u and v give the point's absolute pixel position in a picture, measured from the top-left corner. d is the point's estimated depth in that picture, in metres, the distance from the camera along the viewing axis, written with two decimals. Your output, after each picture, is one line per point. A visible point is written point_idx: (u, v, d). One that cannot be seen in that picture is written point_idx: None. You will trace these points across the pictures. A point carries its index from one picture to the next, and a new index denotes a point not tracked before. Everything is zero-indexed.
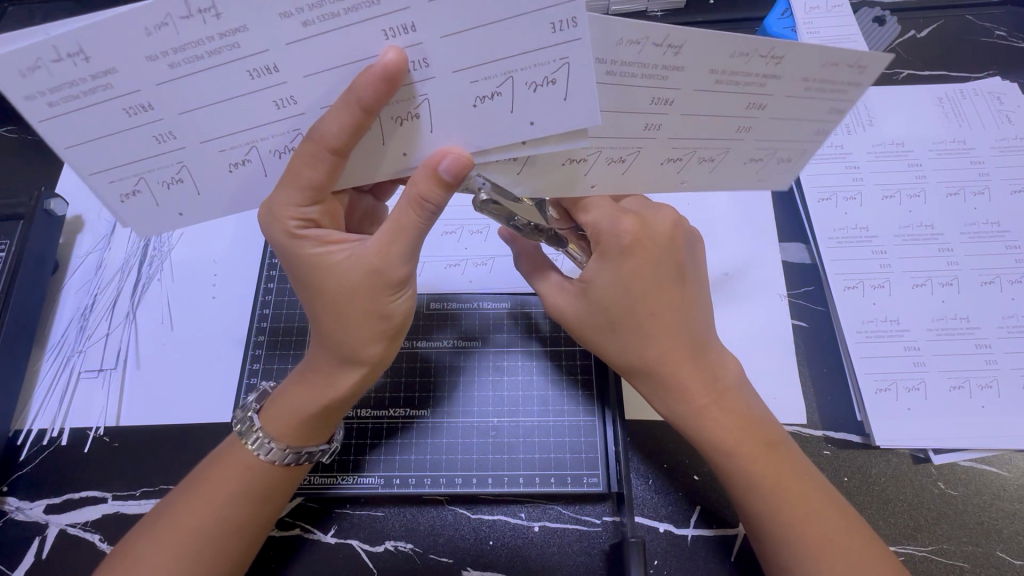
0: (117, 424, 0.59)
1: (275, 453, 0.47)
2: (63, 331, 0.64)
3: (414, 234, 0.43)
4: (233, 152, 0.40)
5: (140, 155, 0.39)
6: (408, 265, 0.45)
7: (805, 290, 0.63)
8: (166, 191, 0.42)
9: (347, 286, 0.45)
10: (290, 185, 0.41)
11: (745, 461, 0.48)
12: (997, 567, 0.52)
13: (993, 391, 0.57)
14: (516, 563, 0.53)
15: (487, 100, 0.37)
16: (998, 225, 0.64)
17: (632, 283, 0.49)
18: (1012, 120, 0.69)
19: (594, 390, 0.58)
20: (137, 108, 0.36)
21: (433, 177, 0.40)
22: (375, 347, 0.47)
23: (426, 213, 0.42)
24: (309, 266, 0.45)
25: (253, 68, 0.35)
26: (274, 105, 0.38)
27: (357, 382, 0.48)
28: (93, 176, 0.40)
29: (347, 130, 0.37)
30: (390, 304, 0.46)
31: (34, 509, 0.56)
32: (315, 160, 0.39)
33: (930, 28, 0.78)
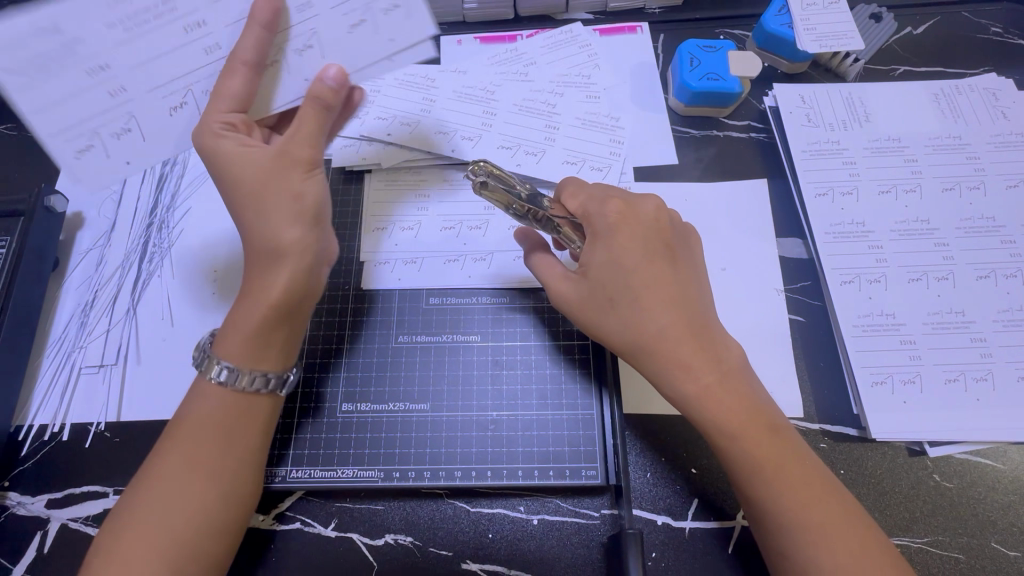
0: (117, 419, 0.59)
1: (230, 373, 0.47)
2: (63, 327, 0.64)
3: (317, 129, 0.50)
4: (170, 96, 0.49)
5: (97, 110, 0.48)
6: (312, 146, 0.49)
7: (802, 285, 0.64)
8: (118, 143, 0.50)
9: (251, 173, 0.48)
10: (218, 95, 0.48)
11: (747, 443, 0.48)
12: (991, 558, 0.52)
13: (988, 384, 0.57)
14: (514, 555, 0.53)
15: (356, 25, 0.49)
16: (994, 220, 0.64)
17: (629, 260, 0.51)
18: (1008, 115, 0.70)
19: (592, 384, 0.58)
20: (96, 68, 0.46)
21: (318, 83, 0.49)
22: (297, 230, 0.48)
23: (320, 109, 0.49)
24: (223, 160, 0.48)
25: (187, 25, 0.47)
26: (207, 51, 0.49)
27: (290, 277, 0.48)
28: (55, 138, 0.48)
29: (258, 45, 0.47)
30: (301, 184, 0.49)
31: (35, 504, 0.56)
32: (230, 71, 0.47)
33: (927, 24, 0.79)
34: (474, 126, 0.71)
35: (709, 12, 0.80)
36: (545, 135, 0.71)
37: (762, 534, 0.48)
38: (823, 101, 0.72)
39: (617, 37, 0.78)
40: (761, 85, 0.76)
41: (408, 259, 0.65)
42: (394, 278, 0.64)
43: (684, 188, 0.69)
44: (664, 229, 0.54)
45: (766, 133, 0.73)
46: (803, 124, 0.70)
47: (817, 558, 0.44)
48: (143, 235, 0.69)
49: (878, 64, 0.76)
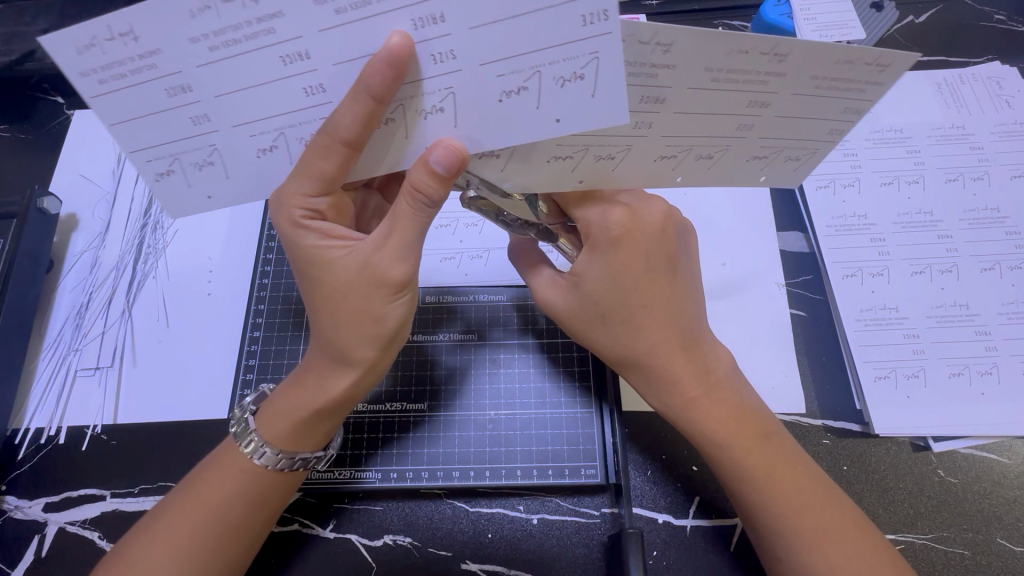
0: (114, 422, 0.59)
1: (267, 457, 0.46)
2: (59, 329, 0.64)
3: (411, 229, 0.43)
4: (263, 137, 0.39)
5: (179, 135, 0.38)
6: (405, 265, 0.44)
7: (804, 279, 0.63)
8: (199, 174, 0.41)
9: (341, 280, 0.45)
10: (306, 175, 0.41)
11: (739, 452, 0.48)
12: (997, 554, 0.52)
13: (994, 378, 0.56)
14: (515, 555, 0.53)
15: (513, 95, 0.36)
16: (998, 211, 0.63)
17: (623, 274, 0.49)
18: (1012, 104, 0.69)
19: (590, 380, 0.58)
20: (177, 88, 0.36)
21: (427, 170, 0.39)
22: (370, 349, 0.46)
23: (420, 204, 0.41)
24: (313, 259, 0.46)
25: (285, 54, 0.35)
26: (303, 92, 0.37)
27: (349, 385, 0.47)
28: (133, 153, 0.39)
29: (361, 122, 0.37)
30: (384, 307, 0.45)
31: (33, 508, 0.56)
32: (327, 151, 0.39)
33: (929, 13, 0.78)
34: None
35: (704, 3, 0.78)
36: None
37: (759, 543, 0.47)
38: None
39: None
40: None
41: None
42: None
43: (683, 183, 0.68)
44: (669, 239, 0.51)
45: None
46: None
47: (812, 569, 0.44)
48: (137, 236, 0.68)
49: None
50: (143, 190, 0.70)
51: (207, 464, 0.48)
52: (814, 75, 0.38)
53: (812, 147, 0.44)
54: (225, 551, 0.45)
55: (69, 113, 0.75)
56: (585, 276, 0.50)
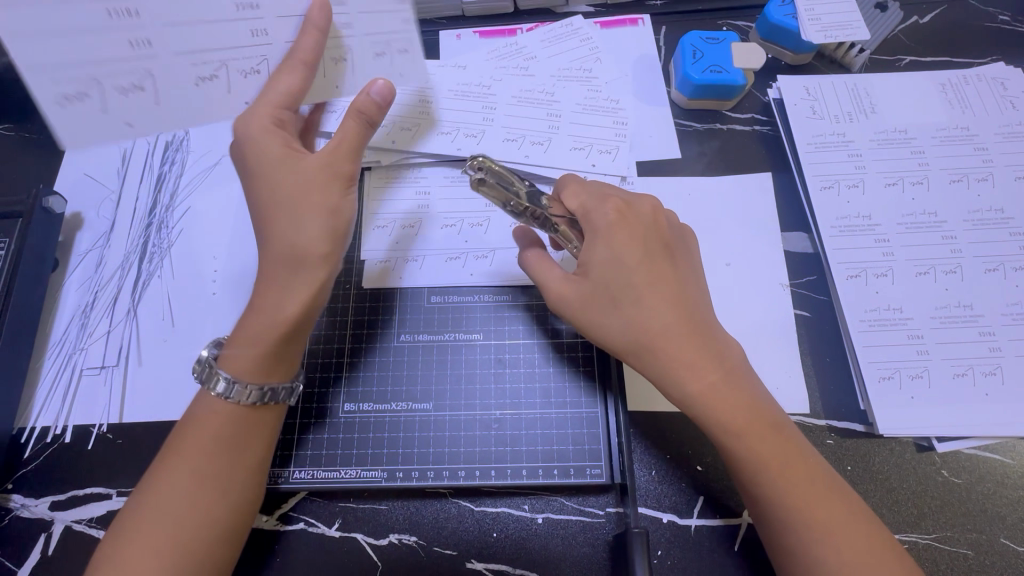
0: (120, 421, 0.59)
1: (238, 392, 0.47)
2: (64, 328, 0.64)
3: (359, 144, 0.53)
4: (202, 65, 0.53)
5: (113, 57, 0.51)
6: (354, 163, 0.52)
7: (808, 280, 0.63)
8: (121, 99, 0.52)
9: (299, 181, 0.50)
10: (268, 103, 0.52)
11: (753, 438, 0.47)
12: (1000, 554, 0.52)
13: (997, 378, 0.56)
14: (520, 553, 0.53)
15: None
16: (1003, 212, 0.63)
17: (625, 255, 0.51)
18: (1016, 105, 0.69)
19: (596, 381, 0.58)
20: (121, 11, 0.49)
21: (369, 100, 0.52)
22: (326, 245, 0.50)
23: (363, 123, 0.53)
24: (264, 166, 0.51)
25: (238, 3, 0.51)
26: (250, 33, 0.53)
27: (303, 300, 0.49)
28: (34, 73, 0.50)
29: (309, 57, 0.52)
30: (340, 199, 0.51)
31: (39, 507, 0.56)
32: (289, 69, 0.52)
33: (934, 13, 0.78)
34: (475, 122, 0.70)
35: (708, 4, 0.78)
36: (547, 124, 0.71)
37: (766, 531, 0.48)
38: (828, 92, 0.71)
39: (617, 30, 0.78)
40: (765, 77, 0.75)
41: (410, 256, 0.65)
42: (396, 278, 0.63)
43: (688, 183, 0.68)
44: (665, 226, 0.54)
45: (771, 126, 0.72)
46: (808, 116, 0.69)
47: (821, 555, 0.44)
48: (142, 235, 0.68)
49: (883, 55, 0.75)
50: (147, 189, 0.70)
51: (185, 417, 0.48)
52: None
53: None
54: (213, 507, 0.45)
55: None
56: (594, 261, 0.51)
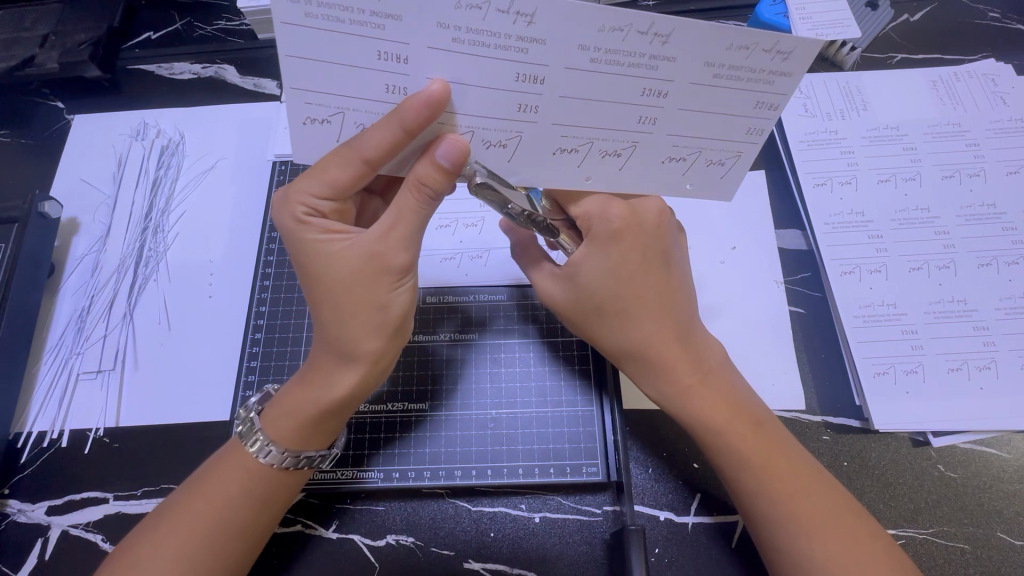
0: (116, 424, 0.59)
1: (273, 456, 0.46)
2: (61, 333, 0.64)
3: (416, 219, 0.44)
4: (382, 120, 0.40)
5: (352, 96, 0.38)
6: (408, 252, 0.45)
7: (802, 276, 0.63)
8: (308, 128, 0.40)
9: (346, 274, 0.45)
10: (318, 176, 0.43)
11: (733, 440, 0.48)
12: (997, 548, 0.52)
13: (992, 372, 0.57)
14: (516, 553, 0.53)
15: (568, 152, 0.42)
16: (995, 207, 0.63)
17: (618, 266, 0.49)
18: (1008, 101, 0.69)
19: (591, 379, 0.58)
20: (390, 55, 0.36)
21: (435, 166, 0.41)
22: (375, 341, 0.46)
23: (425, 197, 0.43)
24: (310, 255, 0.45)
25: (383, 51, 0.35)
26: (386, 89, 0.38)
27: (353, 382, 0.47)
28: (293, 92, 0.37)
29: (390, 146, 0.39)
30: (390, 295, 0.46)
31: (36, 511, 0.56)
32: (348, 162, 0.41)
33: (924, 11, 0.78)
34: None
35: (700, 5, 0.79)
36: None
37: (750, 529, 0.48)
38: (821, 90, 0.71)
39: None
40: None
41: None
42: None
43: None
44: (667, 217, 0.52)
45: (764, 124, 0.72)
46: (800, 114, 0.70)
47: (804, 550, 0.44)
48: (138, 240, 0.68)
49: (875, 52, 0.75)
50: (143, 193, 0.71)
51: (214, 463, 0.48)
52: (708, 61, 0.37)
53: (733, 149, 0.43)
54: (225, 550, 0.45)
55: (69, 118, 0.75)
56: (582, 269, 0.50)
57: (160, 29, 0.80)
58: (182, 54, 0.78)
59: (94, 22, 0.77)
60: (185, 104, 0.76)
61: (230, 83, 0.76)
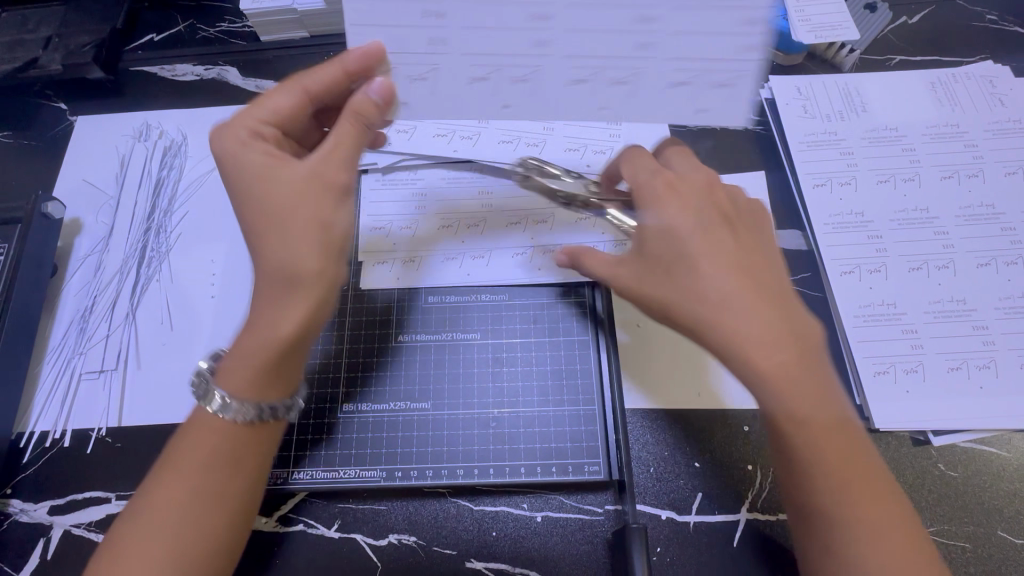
0: (119, 424, 0.59)
1: (231, 409, 0.44)
2: (63, 333, 0.64)
3: (351, 146, 0.48)
4: None
5: None
6: (347, 171, 0.48)
7: (802, 277, 0.64)
8: None
9: (289, 191, 0.45)
10: (261, 105, 0.50)
11: (818, 430, 0.44)
12: (998, 547, 0.52)
13: (992, 371, 0.57)
14: (519, 552, 0.53)
15: None
16: (993, 207, 0.64)
17: (689, 231, 0.49)
18: (1005, 103, 0.69)
19: (592, 379, 0.58)
20: None
21: (368, 102, 0.48)
22: (317, 261, 0.45)
23: (359, 128, 0.48)
24: (240, 171, 0.47)
25: None
26: None
27: (298, 317, 0.44)
28: None
29: (328, 82, 0.50)
30: (331, 216, 0.46)
31: (38, 511, 0.56)
32: (285, 91, 0.50)
33: (922, 14, 0.79)
34: (472, 126, 0.71)
35: None
36: (542, 128, 0.71)
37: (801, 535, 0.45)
38: (820, 91, 0.72)
39: None
40: None
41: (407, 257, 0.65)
42: (392, 278, 0.64)
43: None
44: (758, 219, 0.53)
45: (764, 125, 0.73)
46: (800, 116, 0.70)
47: (858, 557, 0.41)
48: (141, 239, 0.69)
49: (873, 54, 0.75)
50: (146, 194, 0.71)
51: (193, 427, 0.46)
52: None
53: None
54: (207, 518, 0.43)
55: (72, 119, 0.75)
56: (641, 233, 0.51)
57: (162, 31, 0.80)
58: (185, 56, 0.78)
59: (96, 24, 0.77)
60: (187, 105, 0.76)
61: (232, 84, 0.77)
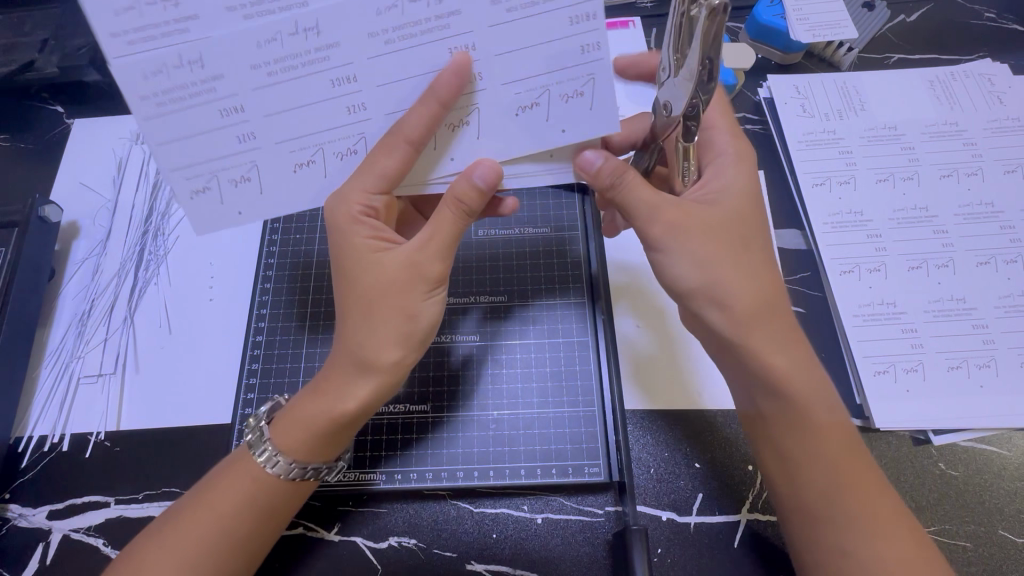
0: (117, 428, 0.59)
1: (281, 466, 0.46)
2: (61, 337, 0.64)
3: (451, 231, 0.46)
4: (346, 142, 0.44)
5: (327, 124, 0.43)
6: (442, 262, 0.47)
7: (802, 276, 0.64)
8: (341, 163, 0.45)
9: (381, 280, 0.46)
10: (368, 172, 0.44)
11: (831, 450, 0.46)
12: (999, 545, 0.52)
13: (992, 370, 0.57)
14: (519, 555, 0.53)
15: (528, 110, 0.43)
16: (993, 206, 0.64)
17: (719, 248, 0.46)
18: (1004, 101, 0.69)
19: (593, 379, 0.58)
20: (344, 78, 0.41)
21: (472, 186, 0.45)
22: (394, 352, 0.46)
23: (460, 212, 0.46)
24: (353, 253, 0.47)
25: (336, 78, 0.41)
26: (347, 112, 0.43)
27: (369, 393, 0.46)
28: (279, 145, 0.43)
29: (427, 125, 0.42)
30: (419, 304, 0.46)
31: (37, 516, 0.56)
32: (389, 148, 0.43)
33: (920, 12, 0.78)
34: None
35: None
36: None
37: (805, 526, 0.46)
38: (819, 90, 0.71)
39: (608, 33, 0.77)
40: (754, 77, 0.75)
41: None
42: None
43: None
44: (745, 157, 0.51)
45: (762, 125, 0.73)
46: (798, 115, 0.70)
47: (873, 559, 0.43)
48: (138, 243, 0.68)
49: (871, 53, 0.75)
50: (143, 197, 0.71)
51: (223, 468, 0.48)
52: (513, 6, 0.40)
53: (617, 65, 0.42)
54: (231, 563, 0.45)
55: (70, 122, 0.75)
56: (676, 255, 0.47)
57: None
58: None
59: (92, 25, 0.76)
60: None
61: None
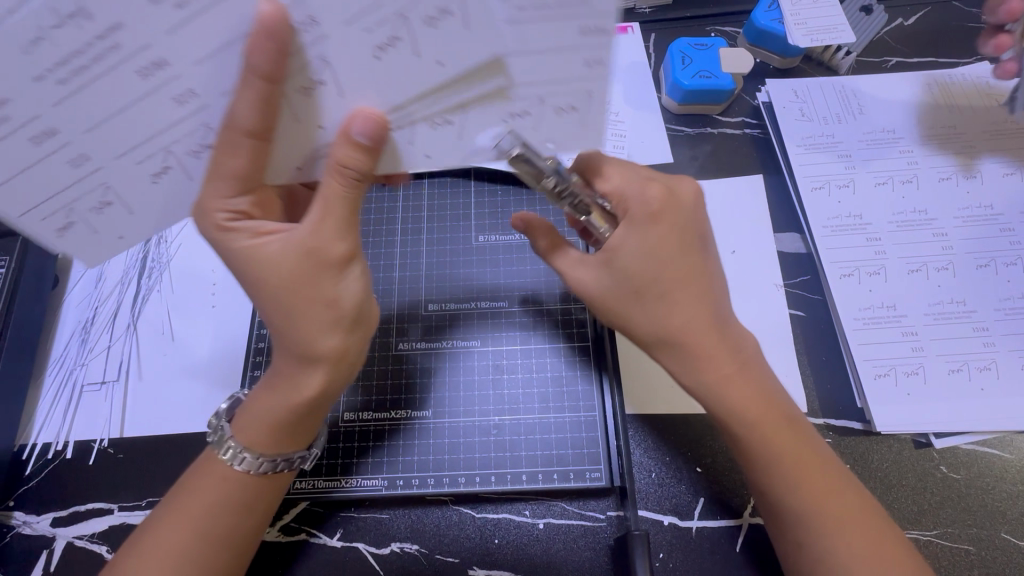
0: (121, 435, 0.59)
1: (248, 462, 0.47)
2: (64, 344, 0.64)
3: (343, 204, 0.43)
4: (191, 136, 0.41)
5: (166, 120, 0.39)
6: (341, 238, 0.44)
7: (802, 279, 0.64)
8: (198, 159, 0.43)
9: (281, 275, 0.44)
10: (218, 176, 0.42)
11: (768, 434, 0.48)
12: (1002, 548, 0.52)
13: (992, 373, 0.57)
14: (521, 560, 0.53)
15: (388, 48, 0.37)
16: (991, 208, 0.64)
17: (657, 247, 0.48)
18: (1002, 103, 0.69)
19: (593, 386, 0.58)
20: (152, 67, 0.36)
21: (349, 143, 0.41)
22: (334, 339, 0.45)
23: (348, 179, 0.42)
24: (244, 258, 0.45)
25: (141, 68, 0.36)
26: (176, 103, 0.39)
27: (321, 381, 0.46)
28: (120, 158, 0.41)
29: (258, 108, 0.39)
30: (336, 288, 0.44)
31: (41, 523, 0.56)
32: (234, 146, 0.41)
33: (918, 16, 0.79)
34: None
35: (698, 10, 0.79)
36: None
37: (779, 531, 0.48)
38: (818, 94, 0.72)
39: None
40: (752, 81, 0.76)
41: (407, 266, 0.65)
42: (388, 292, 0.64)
43: None
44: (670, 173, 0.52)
45: (760, 128, 0.73)
46: (796, 119, 0.70)
47: (839, 552, 0.44)
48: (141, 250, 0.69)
49: (870, 57, 0.76)
50: None
51: (196, 469, 0.48)
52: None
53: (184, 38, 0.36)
54: (211, 558, 0.45)
55: None
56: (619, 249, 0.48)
57: None
58: None
59: None
60: None
61: None
